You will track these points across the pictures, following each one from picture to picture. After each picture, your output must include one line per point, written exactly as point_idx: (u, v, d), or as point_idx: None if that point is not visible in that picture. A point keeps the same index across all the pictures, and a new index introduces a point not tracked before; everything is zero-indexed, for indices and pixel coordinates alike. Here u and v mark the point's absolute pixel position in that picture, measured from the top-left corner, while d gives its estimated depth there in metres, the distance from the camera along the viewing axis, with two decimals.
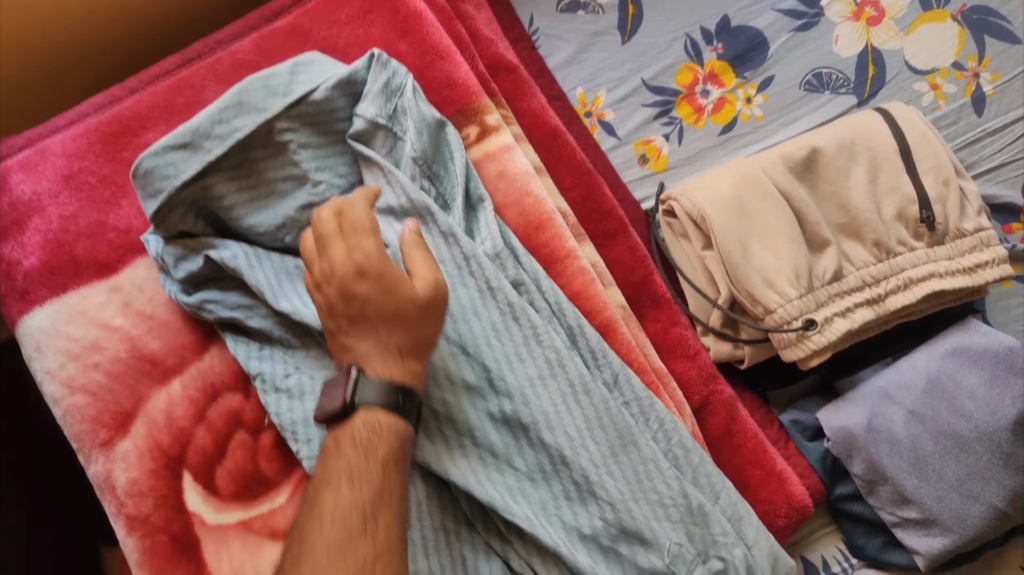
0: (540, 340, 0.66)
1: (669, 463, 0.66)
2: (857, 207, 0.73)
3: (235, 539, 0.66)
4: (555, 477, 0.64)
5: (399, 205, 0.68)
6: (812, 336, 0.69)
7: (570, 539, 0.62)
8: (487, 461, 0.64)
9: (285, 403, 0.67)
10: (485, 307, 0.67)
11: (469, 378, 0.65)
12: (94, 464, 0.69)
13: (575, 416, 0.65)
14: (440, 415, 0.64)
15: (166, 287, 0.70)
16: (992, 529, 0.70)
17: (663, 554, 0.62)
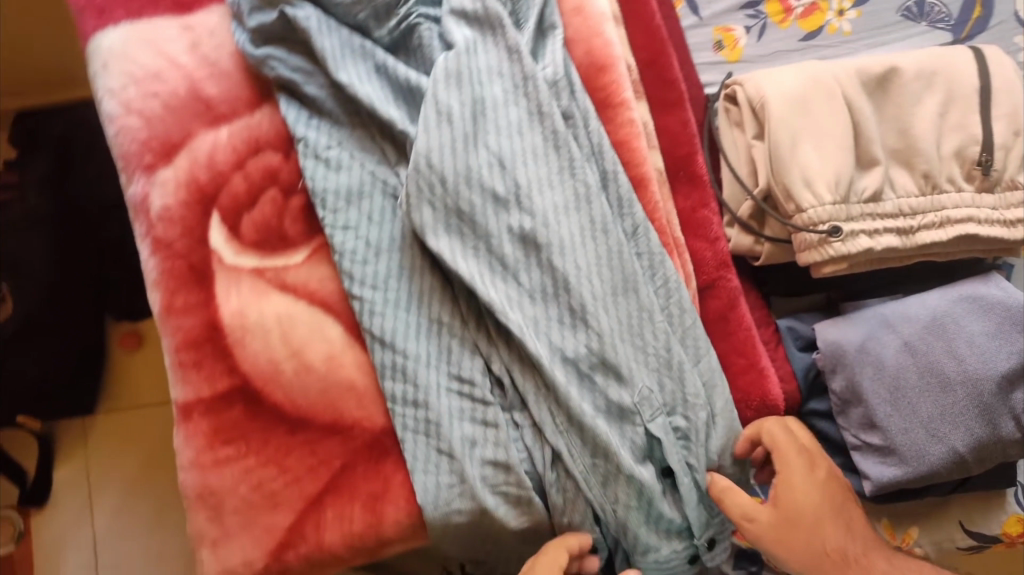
0: (574, 172, 0.68)
1: (663, 318, 0.68)
2: (917, 135, 0.73)
3: (246, 281, 0.71)
4: (553, 299, 0.67)
5: (473, 12, 0.71)
6: (833, 243, 0.70)
7: (551, 357, 0.66)
8: (495, 268, 0.67)
9: (320, 171, 0.70)
10: (530, 128, 0.68)
11: (498, 189, 0.67)
12: (133, 184, 0.73)
13: (588, 250, 0.67)
14: (462, 214, 0.67)
15: (235, 36, 0.74)
16: (946, 473, 0.72)
17: (634, 392, 0.66)
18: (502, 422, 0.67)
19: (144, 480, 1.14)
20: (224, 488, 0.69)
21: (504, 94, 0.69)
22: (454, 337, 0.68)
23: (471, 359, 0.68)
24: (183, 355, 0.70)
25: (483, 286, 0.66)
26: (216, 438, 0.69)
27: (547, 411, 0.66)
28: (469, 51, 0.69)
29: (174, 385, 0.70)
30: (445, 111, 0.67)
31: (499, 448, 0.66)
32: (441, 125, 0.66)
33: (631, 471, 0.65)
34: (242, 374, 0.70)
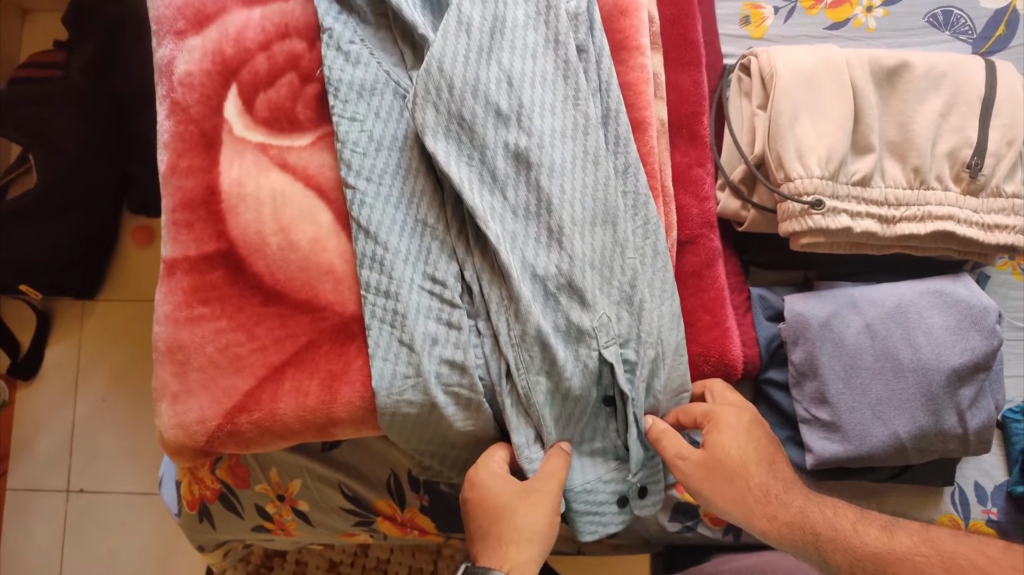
0: (577, 102, 0.71)
1: (634, 253, 0.70)
2: (915, 130, 0.74)
3: (250, 155, 0.73)
4: (534, 217, 0.69)
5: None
6: (814, 215, 0.73)
7: (522, 271, 0.68)
8: (485, 179, 0.70)
9: (340, 63, 0.73)
10: (544, 54, 0.71)
11: (501, 105, 0.69)
12: (163, 48, 0.76)
13: (576, 177, 0.70)
14: (463, 122, 0.69)
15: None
16: (884, 456, 0.74)
17: (594, 316, 0.68)
18: (466, 328, 0.69)
19: (125, 372, 1.29)
20: (192, 344, 0.70)
21: (526, 19, 0.72)
22: (435, 239, 0.71)
23: (447, 263, 0.70)
24: (177, 215, 0.73)
25: (470, 192, 0.69)
26: (193, 298, 0.71)
27: (508, 324, 0.68)
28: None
29: (164, 242, 0.73)
30: (465, 22, 0.69)
31: (457, 350, 0.68)
32: (460, 35, 0.69)
33: (576, 388, 0.69)
34: (229, 241, 0.72)
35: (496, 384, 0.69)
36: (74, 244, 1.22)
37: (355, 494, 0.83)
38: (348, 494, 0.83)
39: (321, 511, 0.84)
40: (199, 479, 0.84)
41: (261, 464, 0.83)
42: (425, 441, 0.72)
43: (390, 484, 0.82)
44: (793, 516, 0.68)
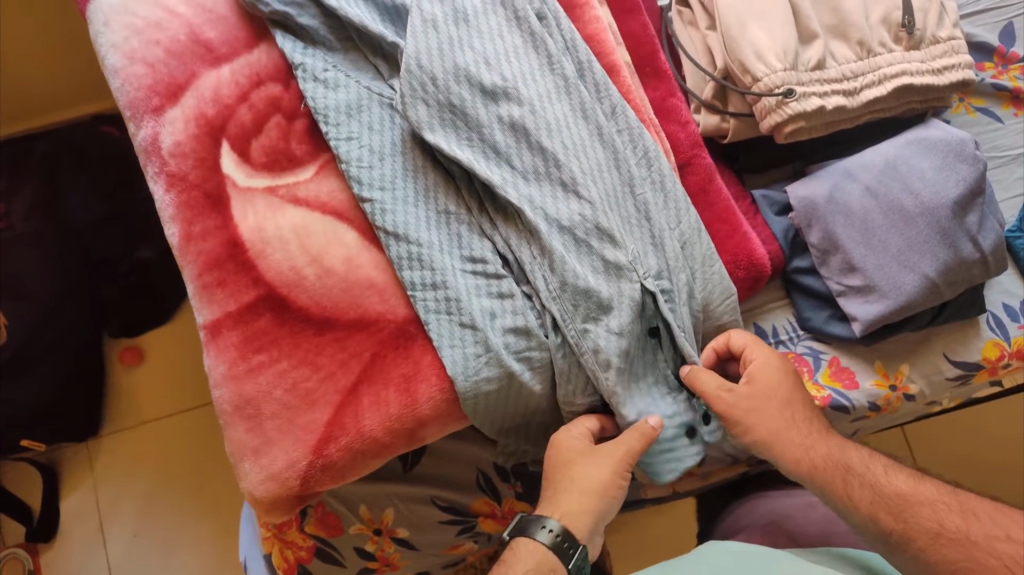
0: (552, 65, 0.75)
1: (643, 188, 0.74)
2: (848, 9, 0.82)
3: (261, 200, 0.75)
4: (545, 176, 0.72)
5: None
6: (790, 103, 0.78)
7: (549, 228, 0.70)
8: (490, 154, 0.72)
9: (322, 93, 0.76)
10: (510, 31, 0.75)
11: (486, 84, 0.72)
12: (143, 128, 0.77)
13: (574, 131, 0.73)
14: (455, 109, 0.72)
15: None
16: (922, 299, 0.79)
17: (627, 252, 0.71)
18: (515, 297, 0.71)
19: (154, 497, 1.24)
20: (260, 394, 0.72)
21: (483, 4, 0.75)
22: (461, 224, 0.73)
23: (479, 242, 0.72)
24: (205, 277, 0.74)
25: (481, 169, 0.71)
26: (246, 349, 0.72)
27: (551, 283, 0.70)
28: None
29: (199, 308, 0.74)
30: (430, 19, 0.73)
31: (517, 318, 0.71)
32: (427, 32, 0.72)
33: (627, 325, 0.70)
34: (267, 284, 0.73)
35: (553, 342, 0.71)
36: (63, 388, 1.19)
37: (448, 503, 0.83)
38: (441, 505, 0.83)
39: (421, 530, 0.84)
40: (292, 542, 0.82)
41: (348, 503, 0.82)
42: (504, 416, 0.74)
43: (480, 483, 0.84)
44: (832, 448, 0.72)
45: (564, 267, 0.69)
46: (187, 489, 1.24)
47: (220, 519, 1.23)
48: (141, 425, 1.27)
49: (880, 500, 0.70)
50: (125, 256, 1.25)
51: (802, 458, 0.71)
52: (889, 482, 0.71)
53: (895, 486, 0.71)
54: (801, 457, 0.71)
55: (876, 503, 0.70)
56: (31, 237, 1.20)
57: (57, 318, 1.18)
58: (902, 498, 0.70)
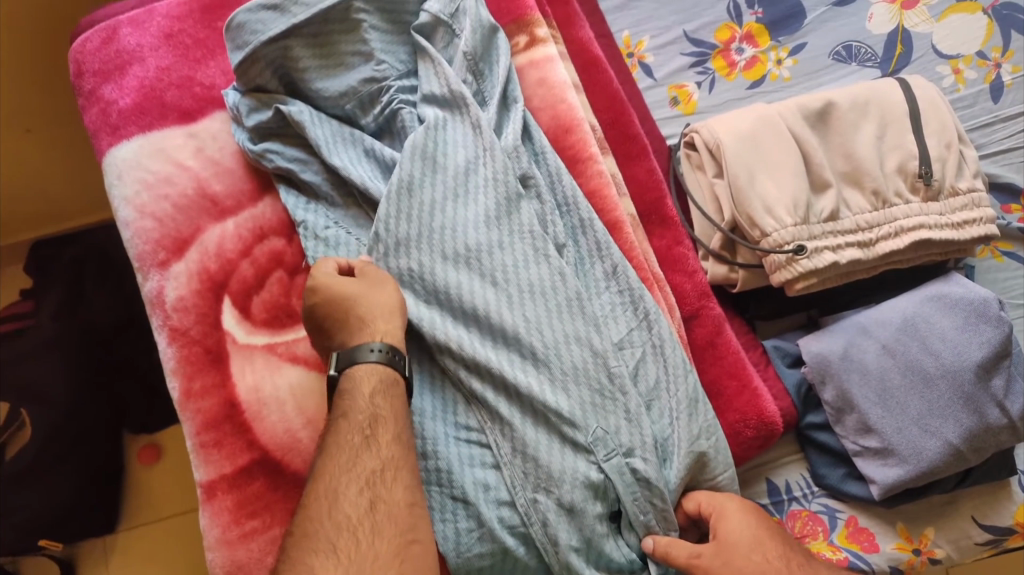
0: (530, 228, 0.72)
1: (620, 359, 0.70)
2: (861, 158, 0.80)
3: (259, 358, 0.75)
4: (512, 346, 0.69)
5: (444, 94, 0.77)
6: (800, 260, 0.76)
7: (512, 402, 0.69)
8: (457, 317, 0.70)
9: (320, 251, 0.76)
10: (485, 192, 0.73)
11: (456, 250, 0.71)
12: (149, 280, 0.78)
13: (543, 300, 0.70)
14: (415, 273, 0.71)
15: (237, 135, 0.81)
16: (946, 466, 0.75)
17: (588, 433, 0.67)
18: (500, 473, 0.68)
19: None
20: (251, 561, 0.70)
21: (461, 163, 0.74)
22: (451, 389, 0.71)
23: (464, 410, 0.71)
24: (203, 436, 0.73)
25: (444, 332, 0.69)
26: (240, 514, 0.71)
27: (516, 462, 0.68)
28: (439, 125, 0.75)
29: (196, 467, 0.73)
30: (404, 181, 0.72)
31: (512, 495, 0.68)
32: (397, 195, 0.72)
33: (591, 508, 0.67)
34: (261, 447, 0.72)
35: (531, 523, 0.67)
36: (79, 491, 1.19)
37: None
38: None
39: None
40: None
41: None
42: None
43: None
44: None
45: (528, 448, 0.67)
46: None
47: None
48: (162, 525, 1.28)
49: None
50: (146, 358, 1.29)
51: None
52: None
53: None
54: None
55: None
56: (53, 344, 1.20)
57: (74, 423, 1.18)
58: None
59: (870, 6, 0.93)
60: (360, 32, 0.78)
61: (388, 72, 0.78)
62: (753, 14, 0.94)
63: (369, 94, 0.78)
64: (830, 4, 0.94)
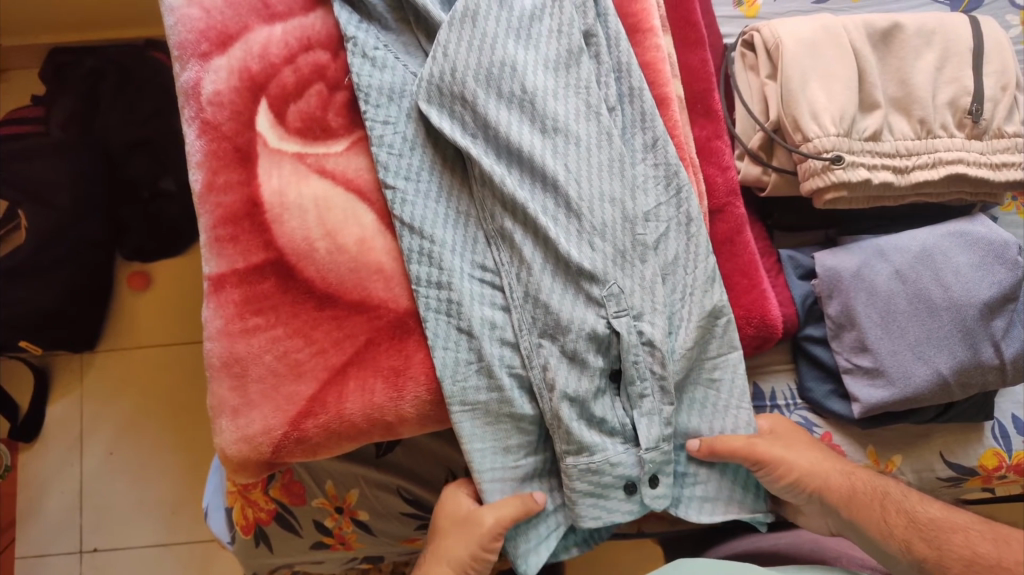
0: (585, 85, 0.73)
1: (646, 227, 0.72)
2: (916, 84, 0.79)
3: (287, 164, 0.75)
4: (548, 192, 0.71)
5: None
6: (836, 170, 0.76)
7: (539, 245, 0.70)
8: (502, 156, 0.72)
9: (368, 71, 0.75)
10: (548, 41, 0.74)
11: (512, 89, 0.72)
12: (186, 71, 0.77)
13: (586, 154, 0.71)
14: (465, 103, 0.72)
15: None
16: (930, 394, 0.77)
17: (607, 287, 0.69)
18: (511, 312, 0.70)
19: (137, 419, 1.25)
20: (250, 356, 0.71)
21: (524, 9, 0.74)
22: (478, 227, 0.73)
23: (486, 248, 0.72)
24: (219, 230, 0.74)
25: (487, 163, 0.71)
26: (246, 309, 0.72)
27: (526, 304, 0.70)
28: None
29: (207, 259, 0.74)
30: (470, 10, 0.73)
31: (517, 336, 0.70)
32: (461, 25, 0.72)
33: (592, 360, 0.69)
34: (277, 249, 0.73)
35: (531, 366, 0.69)
36: (70, 300, 1.19)
37: (414, 496, 0.83)
38: (406, 497, 0.83)
39: (382, 519, 0.84)
40: (253, 502, 0.82)
41: (316, 477, 0.82)
42: (487, 448, 0.71)
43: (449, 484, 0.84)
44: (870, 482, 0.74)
45: (540, 292, 0.69)
46: (167, 420, 1.26)
47: (190, 461, 1.24)
48: (144, 353, 1.28)
49: (914, 526, 0.71)
50: (149, 183, 1.25)
51: (844, 484, 0.73)
52: (922, 508, 0.73)
53: (927, 511, 0.73)
54: (843, 481, 0.73)
55: (910, 529, 0.71)
56: (64, 149, 1.19)
57: (69, 233, 1.17)
58: (934, 524, 0.72)
59: None
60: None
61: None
62: None
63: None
64: None
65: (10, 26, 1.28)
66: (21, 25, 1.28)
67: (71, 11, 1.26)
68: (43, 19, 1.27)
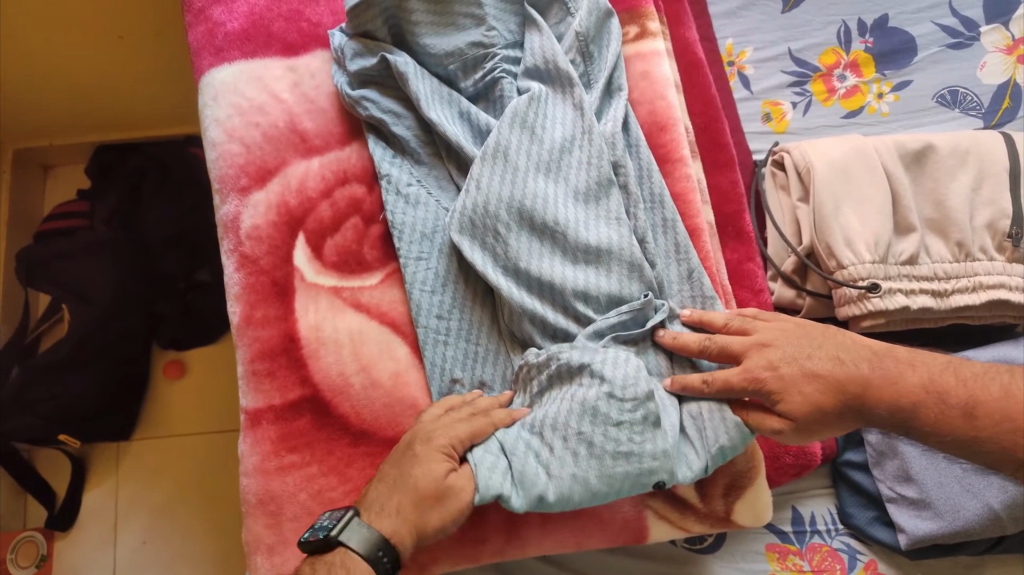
0: (614, 215, 0.73)
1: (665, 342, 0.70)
2: (951, 207, 0.78)
3: (324, 298, 0.76)
4: (577, 323, 0.71)
5: (545, 67, 0.77)
6: (872, 298, 0.75)
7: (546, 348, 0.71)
8: (533, 290, 0.72)
9: (402, 207, 0.77)
10: (578, 171, 0.74)
11: (540, 221, 0.71)
12: (226, 204, 0.79)
13: (613, 283, 0.71)
14: (497, 236, 0.72)
15: (335, 76, 0.82)
16: (982, 529, 0.73)
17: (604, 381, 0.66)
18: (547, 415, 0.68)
19: (172, 506, 1.20)
20: (285, 494, 0.71)
21: (551, 142, 0.74)
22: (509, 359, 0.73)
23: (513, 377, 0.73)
24: (257, 364, 0.74)
25: (514, 296, 0.71)
26: (281, 447, 0.72)
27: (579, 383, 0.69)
28: (543, 99, 0.76)
29: (244, 393, 0.74)
30: (502, 147, 0.73)
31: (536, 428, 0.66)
32: (494, 160, 0.73)
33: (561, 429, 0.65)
34: (313, 385, 0.74)
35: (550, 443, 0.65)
36: (108, 397, 1.18)
37: None
38: None
39: None
40: None
41: None
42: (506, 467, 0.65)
43: None
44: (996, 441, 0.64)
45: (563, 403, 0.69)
46: (199, 507, 1.20)
47: (223, 549, 1.18)
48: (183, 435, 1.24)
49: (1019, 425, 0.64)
50: (184, 275, 1.27)
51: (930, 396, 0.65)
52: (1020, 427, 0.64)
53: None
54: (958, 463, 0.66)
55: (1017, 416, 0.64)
56: (106, 244, 1.21)
57: (111, 326, 1.18)
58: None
59: (984, 54, 0.90)
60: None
61: (496, 41, 0.78)
62: (863, 43, 0.92)
63: (474, 58, 0.78)
64: (944, 45, 0.91)
65: (64, 128, 1.33)
66: (79, 128, 1.33)
67: (125, 113, 1.32)
68: (100, 122, 1.33)
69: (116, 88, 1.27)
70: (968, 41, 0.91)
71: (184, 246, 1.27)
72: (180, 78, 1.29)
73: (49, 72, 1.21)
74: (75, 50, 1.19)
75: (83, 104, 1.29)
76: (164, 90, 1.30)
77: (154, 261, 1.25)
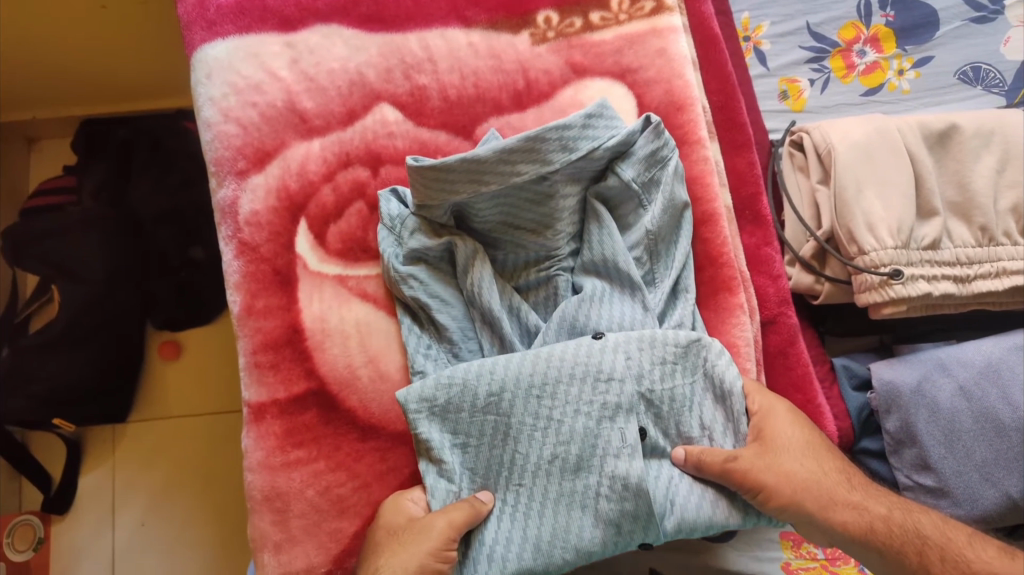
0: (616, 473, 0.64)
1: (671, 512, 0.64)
2: (976, 190, 0.76)
3: (329, 287, 0.73)
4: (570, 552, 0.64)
5: (604, 263, 0.71)
6: (894, 285, 0.73)
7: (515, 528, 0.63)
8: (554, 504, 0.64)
9: (460, 456, 0.65)
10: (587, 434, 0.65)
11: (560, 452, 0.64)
12: (223, 188, 0.75)
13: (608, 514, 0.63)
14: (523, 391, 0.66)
15: (383, 244, 0.73)
16: (1000, 518, 0.73)
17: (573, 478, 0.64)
18: (557, 502, 0.63)
19: (171, 486, 1.17)
20: (292, 491, 0.69)
21: (631, 366, 0.65)
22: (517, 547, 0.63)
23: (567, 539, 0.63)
24: (259, 357, 0.71)
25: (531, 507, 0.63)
26: (287, 442, 0.70)
27: (614, 498, 0.64)
28: (598, 298, 0.69)
29: (246, 385, 0.71)
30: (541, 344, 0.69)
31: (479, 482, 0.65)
32: (576, 382, 0.65)
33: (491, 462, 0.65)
34: (319, 379, 0.71)
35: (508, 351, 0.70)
36: (101, 373, 1.12)
37: None
38: None
39: None
40: None
41: None
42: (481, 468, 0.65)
43: None
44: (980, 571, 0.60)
45: (576, 491, 0.63)
46: (199, 490, 1.17)
47: (230, 530, 1.15)
48: (178, 418, 1.20)
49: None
50: (177, 253, 1.20)
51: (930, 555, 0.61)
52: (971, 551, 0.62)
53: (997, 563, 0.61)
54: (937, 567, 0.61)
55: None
56: (96, 221, 1.14)
57: (103, 306, 1.12)
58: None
59: (1009, 29, 0.87)
60: (550, 202, 0.69)
61: (561, 244, 0.72)
62: (884, 16, 0.88)
63: (535, 254, 0.72)
64: (967, 19, 0.87)
65: (46, 97, 1.24)
66: (66, 97, 1.25)
67: (116, 77, 1.23)
68: (91, 90, 1.25)
69: (106, 53, 1.18)
70: (993, 15, 0.87)
71: (179, 221, 1.21)
72: (170, 43, 1.20)
73: (30, 39, 1.12)
74: (56, 14, 1.09)
75: (70, 72, 1.20)
76: (155, 52, 1.20)
77: (146, 236, 1.19)
